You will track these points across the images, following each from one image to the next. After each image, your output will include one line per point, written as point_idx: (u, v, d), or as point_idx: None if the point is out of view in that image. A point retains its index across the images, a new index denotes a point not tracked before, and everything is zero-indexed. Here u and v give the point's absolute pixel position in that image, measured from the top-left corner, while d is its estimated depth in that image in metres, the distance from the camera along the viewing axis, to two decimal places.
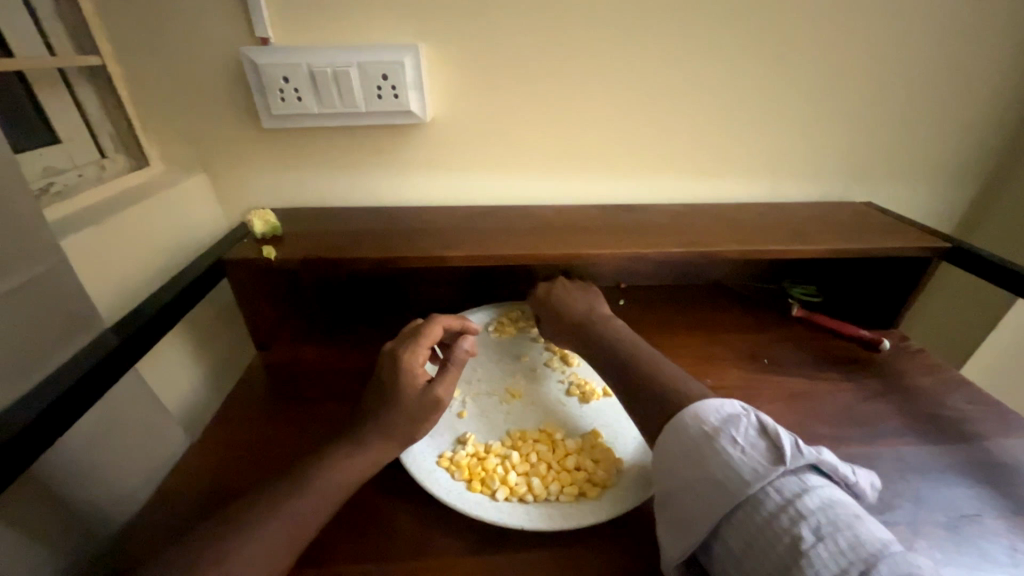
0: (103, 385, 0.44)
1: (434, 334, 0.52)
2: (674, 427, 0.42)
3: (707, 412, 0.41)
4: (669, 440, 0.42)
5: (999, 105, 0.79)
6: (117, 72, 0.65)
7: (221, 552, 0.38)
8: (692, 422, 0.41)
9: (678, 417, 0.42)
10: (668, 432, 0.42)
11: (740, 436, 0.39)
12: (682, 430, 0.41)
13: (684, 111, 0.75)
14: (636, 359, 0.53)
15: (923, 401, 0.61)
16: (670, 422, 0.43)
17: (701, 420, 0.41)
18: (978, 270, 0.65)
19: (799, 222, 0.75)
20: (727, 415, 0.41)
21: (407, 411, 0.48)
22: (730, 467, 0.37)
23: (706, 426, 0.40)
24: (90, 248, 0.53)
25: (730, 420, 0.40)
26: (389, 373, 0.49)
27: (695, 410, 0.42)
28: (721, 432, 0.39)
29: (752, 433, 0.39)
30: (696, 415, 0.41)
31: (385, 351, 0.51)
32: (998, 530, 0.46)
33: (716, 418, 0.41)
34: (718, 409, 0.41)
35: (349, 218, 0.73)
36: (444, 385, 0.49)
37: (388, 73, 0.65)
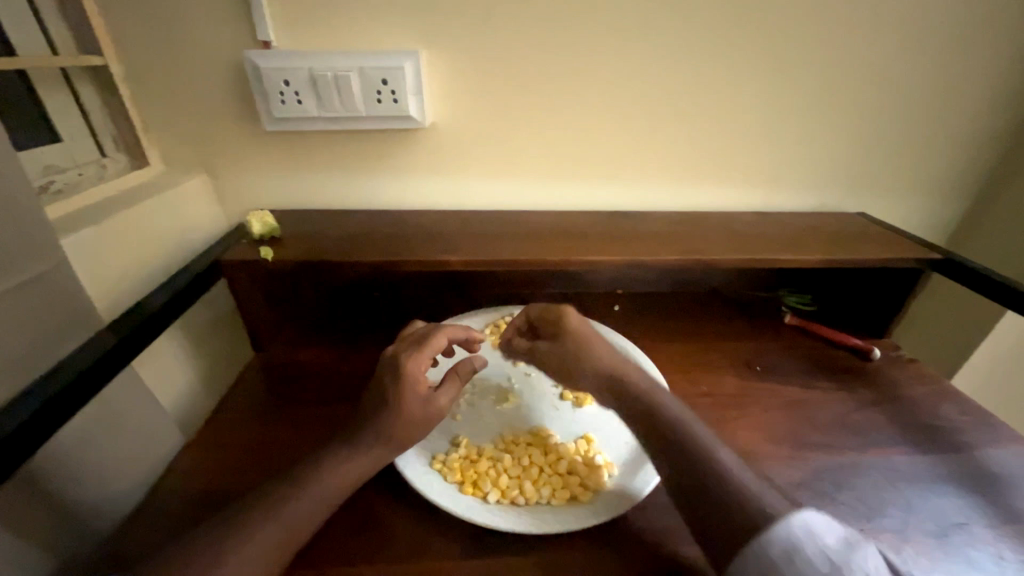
0: (102, 381, 0.44)
1: (438, 343, 0.51)
2: (784, 544, 0.34)
3: (823, 530, 0.34)
4: (778, 558, 0.34)
5: (990, 119, 0.80)
6: (120, 73, 0.65)
7: (213, 552, 0.38)
8: (807, 540, 0.34)
9: (789, 528, 0.34)
10: (771, 545, 0.34)
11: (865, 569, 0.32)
12: (797, 551, 0.33)
13: (681, 121, 0.76)
14: (638, 399, 0.47)
15: (914, 410, 0.62)
16: (771, 531, 0.35)
17: (819, 541, 0.34)
18: (968, 281, 0.66)
19: (793, 232, 0.76)
20: (846, 539, 0.34)
21: (410, 418, 0.47)
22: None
23: (827, 550, 0.33)
24: (89, 247, 0.53)
25: (855, 547, 0.34)
26: (392, 381, 0.48)
27: (809, 523, 0.35)
28: (849, 565, 0.32)
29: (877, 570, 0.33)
30: (812, 535, 0.34)
31: (387, 359, 0.50)
32: (985, 538, 0.47)
33: (836, 541, 0.34)
34: (830, 526, 0.35)
35: (347, 221, 0.74)
36: (448, 397, 0.49)
37: (389, 78, 0.65)
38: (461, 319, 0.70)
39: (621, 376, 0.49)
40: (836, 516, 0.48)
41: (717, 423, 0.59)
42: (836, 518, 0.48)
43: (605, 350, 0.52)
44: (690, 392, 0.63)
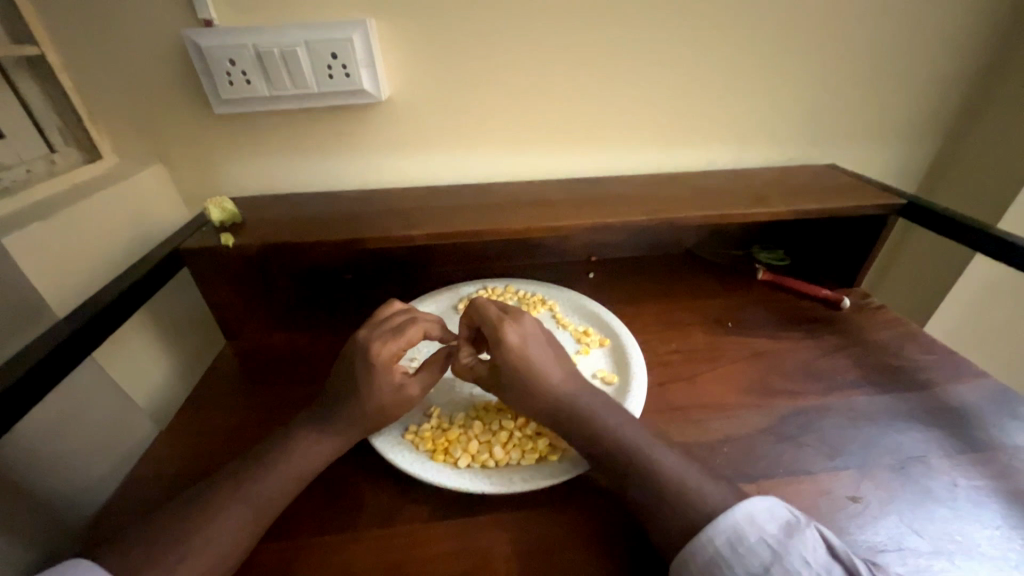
0: (50, 380, 0.44)
1: (413, 335, 0.49)
2: (729, 535, 0.37)
3: (765, 518, 0.37)
4: (724, 549, 0.36)
5: (958, 60, 0.79)
6: (58, 61, 0.63)
7: (184, 532, 0.39)
8: (751, 530, 0.37)
9: (734, 521, 0.37)
10: (717, 537, 0.37)
11: (764, 523, 0.37)
12: (741, 541, 0.36)
13: (645, 79, 0.74)
14: (579, 413, 0.46)
15: (879, 353, 0.63)
16: (717, 526, 0.37)
17: (762, 530, 0.37)
18: (933, 224, 0.66)
19: (762, 186, 0.76)
20: (786, 523, 0.37)
21: (380, 408, 0.47)
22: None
23: (768, 536, 0.36)
24: (38, 242, 0.52)
25: (794, 531, 0.37)
26: (363, 369, 0.47)
27: (753, 514, 0.37)
28: (787, 549, 0.36)
29: (775, 524, 0.37)
30: (756, 524, 0.37)
31: (358, 343, 0.48)
32: (942, 468, 0.48)
33: (777, 528, 0.37)
34: (773, 513, 0.38)
35: (312, 203, 0.73)
36: (421, 386, 0.49)
37: (338, 52, 0.63)
38: (434, 294, 0.70)
39: (568, 396, 0.47)
40: (800, 456, 0.50)
41: (688, 379, 0.59)
42: (800, 459, 0.49)
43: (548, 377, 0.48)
44: (662, 351, 0.64)
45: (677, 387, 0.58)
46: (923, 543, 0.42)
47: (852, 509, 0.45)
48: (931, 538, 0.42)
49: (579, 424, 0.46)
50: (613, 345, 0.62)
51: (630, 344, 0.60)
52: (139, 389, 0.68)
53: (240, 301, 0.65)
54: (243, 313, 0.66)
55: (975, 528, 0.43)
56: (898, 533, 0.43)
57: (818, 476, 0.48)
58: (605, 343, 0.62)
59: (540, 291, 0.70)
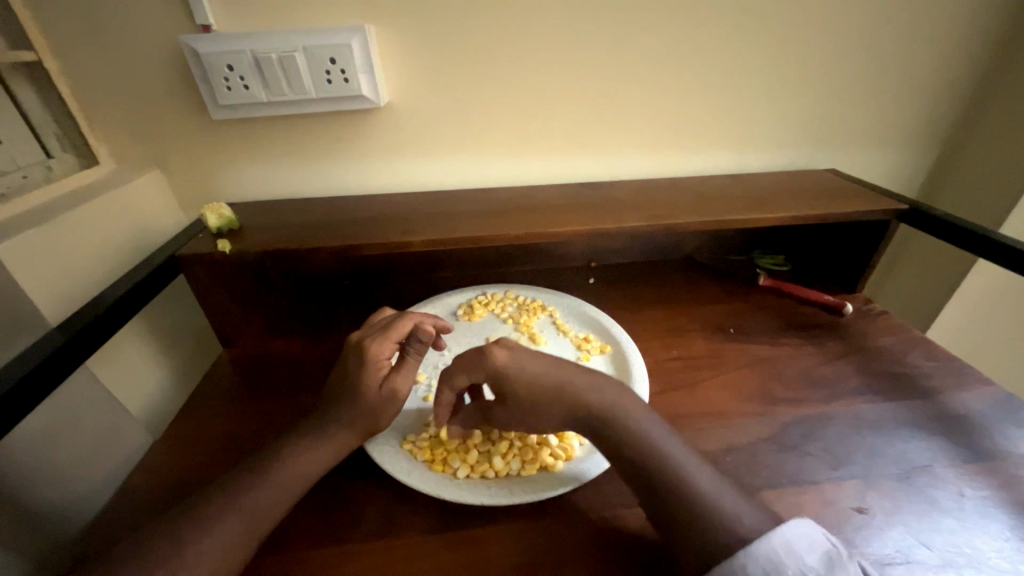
0: (40, 392, 0.43)
1: (404, 328, 0.49)
2: (765, 564, 0.35)
3: (805, 549, 0.36)
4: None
5: (958, 65, 0.79)
6: (56, 68, 0.62)
7: (175, 549, 0.38)
8: (789, 560, 0.35)
9: (774, 549, 0.36)
10: (752, 563, 0.35)
11: (803, 554, 0.36)
12: (779, 570, 0.35)
13: (645, 85, 0.74)
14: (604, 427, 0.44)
15: (881, 359, 0.63)
16: (753, 552, 0.36)
17: (801, 562, 0.35)
18: (937, 230, 0.65)
19: (763, 192, 0.75)
20: (826, 556, 0.36)
21: (366, 402, 0.47)
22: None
23: (808, 569, 0.35)
24: (32, 249, 0.51)
25: (834, 564, 0.36)
26: (355, 361, 0.48)
27: (795, 545, 0.36)
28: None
29: (814, 555, 0.36)
30: (796, 555, 0.36)
31: (354, 339, 0.50)
32: (948, 478, 0.48)
33: (817, 561, 0.36)
34: (811, 543, 0.37)
35: (310, 209, 0.72)
36: (408, 380, 0.49)
37: (336, 57, 0.63)
38: (433, 300, 0.69)
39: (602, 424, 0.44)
40: (804, 466, 0.49)
41: (688, 387, 0.59)
42: (805, 469, 0.49)
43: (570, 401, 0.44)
44: (662, 358, 0.63)
45: (678, 395, 0.57)
46: (931, 556, 0.41)
47: (858, 520, 0.44)
48: (939, 551, 0.42)
49: (617, 443, 0.43)
50: (614, 352, 0.61)
51: (630, 351, 0.60)
52: (134, 397, 0.67)
53: (236, 308, 0.64)
54: (240, 320, 0.65)
55: (983, 540, 0.42)
56: (905, 545, 0.42)
57: (823, 486, 0.47)
58: (606, 350, 0.62)
59: (540, 298, 0.70)
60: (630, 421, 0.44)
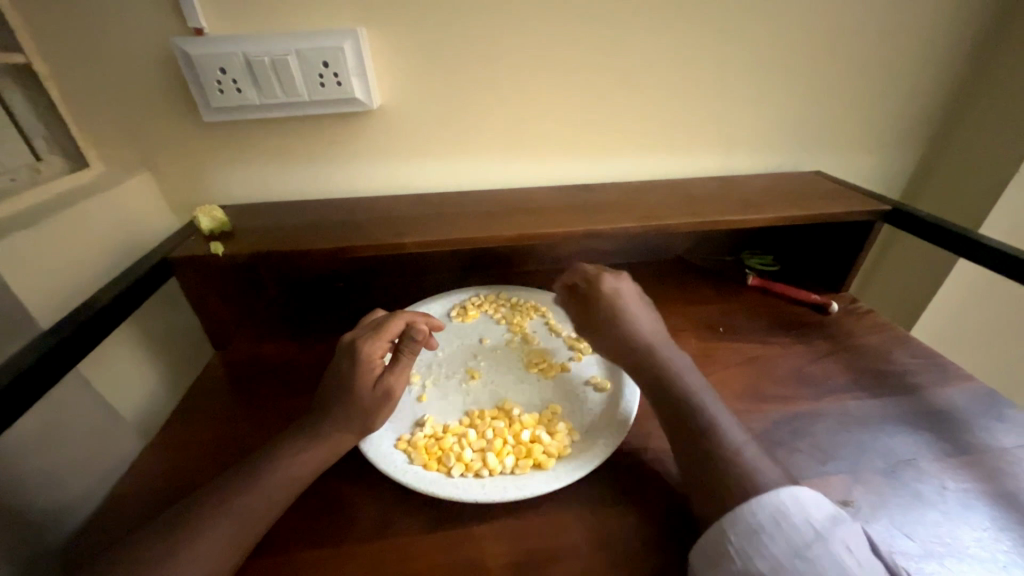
0: (30, 396, 0.42)
1: (394, 328, 0.51)
2: (773, 512, 0.38)
3: (814, 505, 0.38)
4: (766, 523, 0.38)
5: (937, 71, 0.81)
6: (45, 71, 0.62)
7: (169, 552, 0.38)
8: (796, 510, 0.38)
9: (781, 500, 0.38)
10: (762, 512, 0.38)
11: (811, 508, 0.38)
12: (785, 518, 0.37)
13: (635, 88, 0.75)
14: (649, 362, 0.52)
15: (866, 357, 0.64)
16: (761, 502, 0.39)
17: (806, 513, 0.38)
18: (918, 230, 0.67)
19: (750, 193, 0.77)
20: (832, 514, 0.38)
21: (360, 401, 0.47)
22: (844, 570, 0.35)
23: (813, 520, 0.37)
24: (21, 253, 0.51)
25: (839, 521, 0.38)
26: (347, 362, 0.48)
27: (800, 498, 0.39)
28: (832, 535, 0.37)
29: (821, 510, 0.38)
30: (803, 507, 0.38)
31: (345, 342, 0.50)
32: (931, 471, 0.49)
33: (823, 516, 0.38)
34: (819, 503, 0.39)
35: (302, 212, 0.72)
36: (401, 379, 0.49)
37: (329, 61, 0.63)
38: (426, 302, 0.69)
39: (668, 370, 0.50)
40: (792, 462, 0.50)
41: None
42: (793, 464, 0.50)
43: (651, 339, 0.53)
44: None
45: None
46: (914, 546, 0.42)
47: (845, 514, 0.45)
48: (922, 541, 0.43)
49: (659, 377, 0.50)
50: None
51: None
52: (125, 401, 0.67)
53: (229, 311, 0.64)
54: (233, 322, 0.65)
55: (965, 530, 0.44)
56: (890, 537, 0.43)
57: (810, 481, 0.48)
58: None
59: (532, 298, 0.70)
60: (679, 370, 0.50)
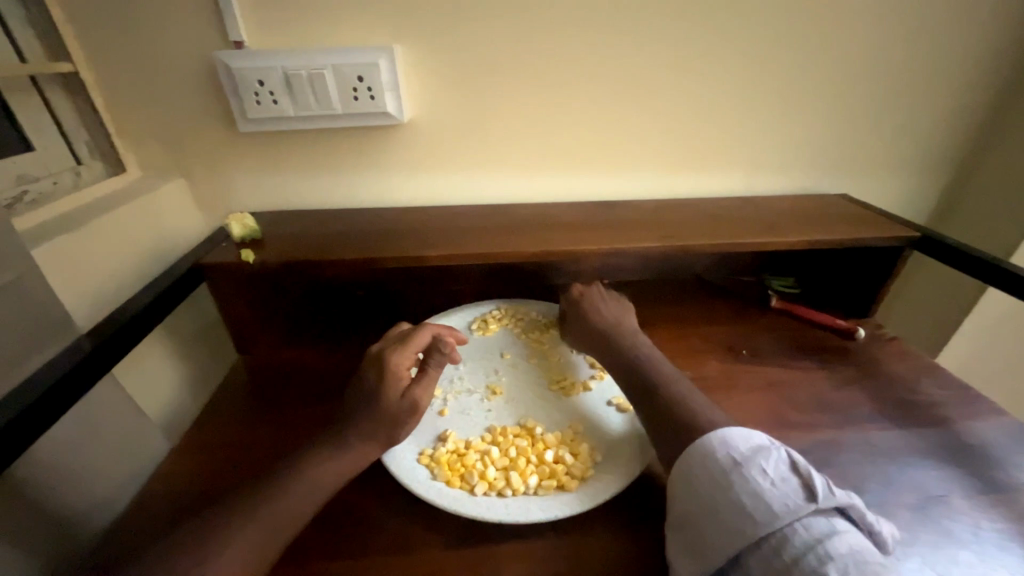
0: (71, 396, 0.44)
1: (421, 340, 0.52)
2: (701, 452, 0.42)
3: (738, 440, 0.42)
4: (694, 463, 0.42)
5: (968, 97, 0.81)
6: (91, 79, 0.64)
7: (199, 558, 0.38)
8: (721, 447, 0.42)
9: (706, 442, 0.43)
10: (693, 454, 0.43)
11: (738, 445, 0.41)
12: (710, 454, 0.42)
13: (661, 108, 0.76)
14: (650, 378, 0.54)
15: (893, 386, 0.63)
16: (693, 447, 0.43)
17: (729, 447, 0.41)
18: (949, 258, 0.66)
19: (775, 215, 0.77)
20: (757, 446, 0.41)
21: (386, 413, 0.48)
22: (755, 491, 0.38)
23: (736, 453, 0.41)
24: (64, 256, 0.53)
25: (761, 450, 0.41)
26: (375, 373, 0.49)
27: (725, 436, 0.42)
28: (749, 462, 0.40)
29: (750, 448, 0.41)
30: (727, 444, 0.42)
31: (373, 352, 0.51)
32: (963, 509, 0.48)
33: (746, 447, 0.41)
34: (746, 438, 0.42)
35: (330, 221, 0.74)
36: (427, 393, 0.49)
37: (364, 76, 0.65)
38: (448, 314, 0.70)
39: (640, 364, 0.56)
40: None
41: None
42: None
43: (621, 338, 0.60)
44: None
45: None
46: None
47: None
48: None
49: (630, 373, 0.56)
50: None
51: None
52: (149, 402, 0.67)
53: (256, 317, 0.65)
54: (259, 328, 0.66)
55: (1000, 573, 0.42)
56: None
57: None
58: None
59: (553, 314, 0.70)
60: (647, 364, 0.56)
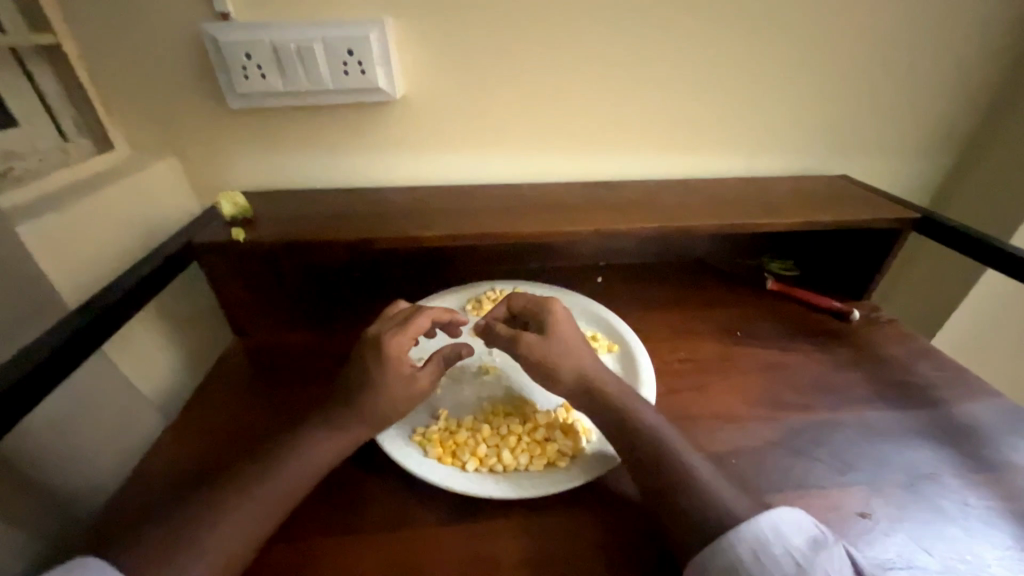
0: (62, 371, 0.44)
1: (421, 325, 0.50)
2: (752, 543, 0.37)
3: (792, 531, 0.37)
4: (747, 557, 0.36)
5: (975, 75, 0.79)
6: (75, 53, 0.62)
7: (194, 532, 0.38)
8: (776, 541, 0.37)
9: (761, 530, 0.37)
10: (741, 544, 0.37)
11: (794, 537, 0.37)
12: (766, 551, 0.36)
13: (661, 85, 0.74)
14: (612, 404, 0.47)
15: (887, 368, 0.63)
16: (741, 534, 0.37)
17: (788, 543, 0.37)
18: (948, 240, 0.65)
19: (774, 196, 0.75)
20: (813, 539, 0.37)
21: (389, 399, 0.48)
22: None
23: (794, 549, 0.36)
24: (52, 233, 0.52)
25: (820, 546, 0.37)
26: (374, 359, 0.48)
27: (782, 527, 0.37)
28: (813, 565, 0.36)
29: (804, 541, 0.37)
30: (783, 537, 0.37)
31: (369, 337, 0.50)
32: (953, 487, 0.48)
33: (804, 542, 0.37)
34: (800, 527, 0.38)
35: (323, 200, 0.73)
36: (431, 378, 0.50)
37: (354, 49, 0.63)
38: (443, 295, 0.69)
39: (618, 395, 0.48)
40: (811, 472, 0.49)
41: (696, 388, 0.59)
42: (811, 474, 0.49)
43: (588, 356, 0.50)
44: (670, 358, 0.64)
45: (686, 396, 0.58)
46: (932, 562, 0.42)
47: (864, 525, 0.44)
48: (941, 557, 0.42)
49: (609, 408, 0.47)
50: (622, 351, 0.62)
51: (638, 351, 0.60)
52: (146, 382, 0.68)
53: (249, 296, 0.65)
54: (253, 308, 0.66)
55: (986, 549, 0.43)
56: (908, 551, 0.43)
57: (828, 491, 0.47)
58: (614, 349, 0.62)
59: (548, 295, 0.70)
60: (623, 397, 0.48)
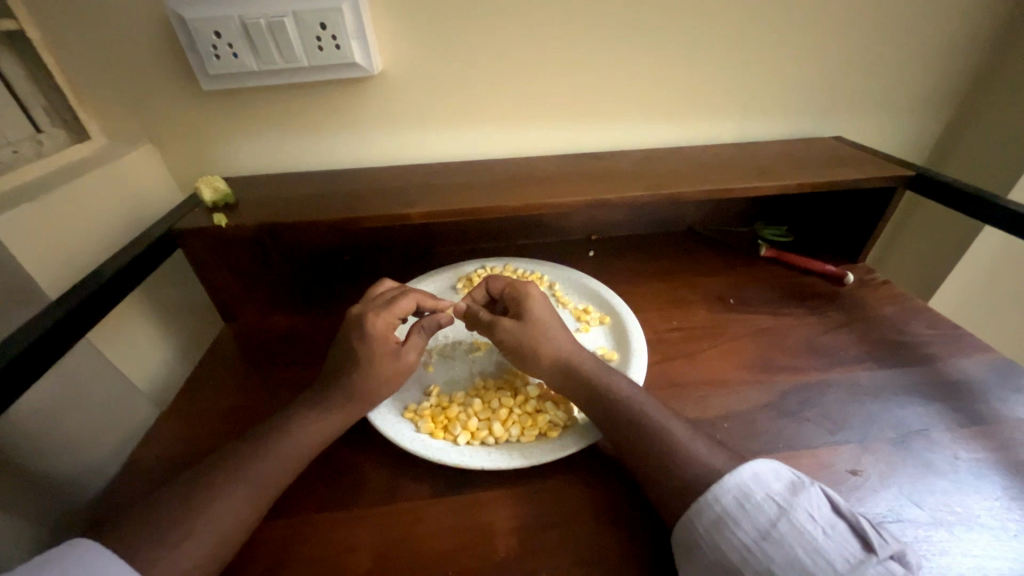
0: (45, 362, 0.43)
1: (405, 305, 0.51)
2: (735, 493, 0.37)
3: (771, 478, 0.38)
4: (730, 507, 0.37)
5: (974, 25, 0.76)
6: (39, 39, 0.60)
7: (186, 512, 0.39)
8: (756, 488, 0.37)
9: (740, 480, 0.38)
10: (723, 495, 0.37)
11: (772, 482, 0.38)
12: (747, 498, 0.37)
13: (648, 49, 0.72)
14: (589, 383, 0.47)
15: (881, 328, 0.62)
16: (723, 485, 0.38)
17: (768, 488, 0.37)
18: (943, 197, 0.64)
19: (766, 160, 0.74)
20: (791, 483, 0.38)
21: (375, 376, 0.48)
22: (808, 544, 0.34)
23: (774, 494, 0.37)
24: (28, 224, 0.51)
25: (799, 489, 0.37)
26: (356, 337, 0.48)
27: (759, 474, 0.38)
28: (794, 506, 0.36)
29: (783, 485, 0.37)
30: (762, 483, 0.37)
31: (352, 316, 0.50)
32: (944, 442, 0.48)
33: (782, 487, 0.37)
34: (778, 474, 0.38)
35: (306, 183, 0.71)
36: (416, 353, 0.50)
37: (327, 23, 0.61)
38: (432, 274, 0.69)
39: (593, 377, 0.47)
40: (801, 432, 0.49)
41: (687, 356, 0.59)
42: (802, 434, 0.49)
43: (565, 337, 0.50)
44: (661, 328, 0.63)
45: (678, 364, 0.58)
46: (923, 515, 0.42)
47: (853, 482, 0.45)
48: (930, 510, 0.42)
49: (585, 389, 0.47)
50: (613, 323, 0.61)
51: (630, 321, 0.60)
52: (139, 372, 0.68)
53: (236, 283, 0.64)
54: (240, 295, 0.65)
55: (975, 500, 0.43)
56: (898, 505, 0.43)
57: (818, 450, 0.48)
58: (605, 321, 0.62)
59: (539, 270, 0.69)
60: (600, 377, 0.47)
